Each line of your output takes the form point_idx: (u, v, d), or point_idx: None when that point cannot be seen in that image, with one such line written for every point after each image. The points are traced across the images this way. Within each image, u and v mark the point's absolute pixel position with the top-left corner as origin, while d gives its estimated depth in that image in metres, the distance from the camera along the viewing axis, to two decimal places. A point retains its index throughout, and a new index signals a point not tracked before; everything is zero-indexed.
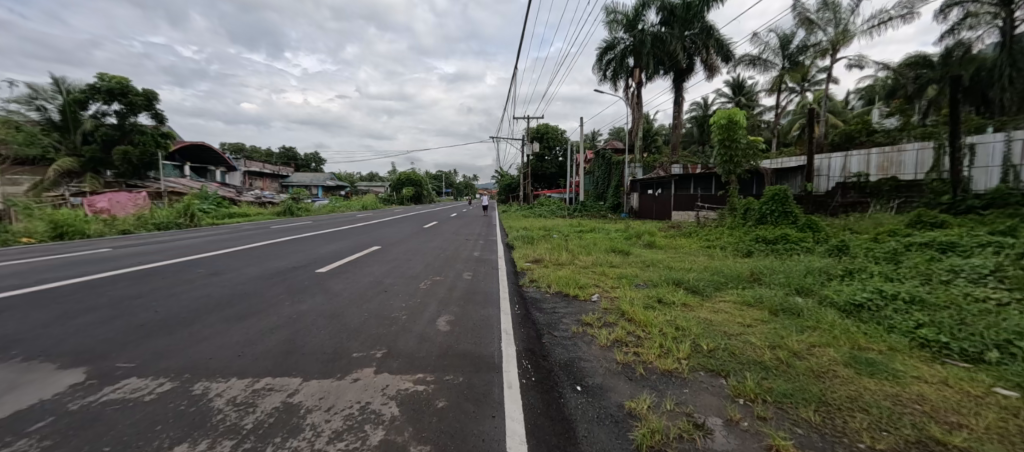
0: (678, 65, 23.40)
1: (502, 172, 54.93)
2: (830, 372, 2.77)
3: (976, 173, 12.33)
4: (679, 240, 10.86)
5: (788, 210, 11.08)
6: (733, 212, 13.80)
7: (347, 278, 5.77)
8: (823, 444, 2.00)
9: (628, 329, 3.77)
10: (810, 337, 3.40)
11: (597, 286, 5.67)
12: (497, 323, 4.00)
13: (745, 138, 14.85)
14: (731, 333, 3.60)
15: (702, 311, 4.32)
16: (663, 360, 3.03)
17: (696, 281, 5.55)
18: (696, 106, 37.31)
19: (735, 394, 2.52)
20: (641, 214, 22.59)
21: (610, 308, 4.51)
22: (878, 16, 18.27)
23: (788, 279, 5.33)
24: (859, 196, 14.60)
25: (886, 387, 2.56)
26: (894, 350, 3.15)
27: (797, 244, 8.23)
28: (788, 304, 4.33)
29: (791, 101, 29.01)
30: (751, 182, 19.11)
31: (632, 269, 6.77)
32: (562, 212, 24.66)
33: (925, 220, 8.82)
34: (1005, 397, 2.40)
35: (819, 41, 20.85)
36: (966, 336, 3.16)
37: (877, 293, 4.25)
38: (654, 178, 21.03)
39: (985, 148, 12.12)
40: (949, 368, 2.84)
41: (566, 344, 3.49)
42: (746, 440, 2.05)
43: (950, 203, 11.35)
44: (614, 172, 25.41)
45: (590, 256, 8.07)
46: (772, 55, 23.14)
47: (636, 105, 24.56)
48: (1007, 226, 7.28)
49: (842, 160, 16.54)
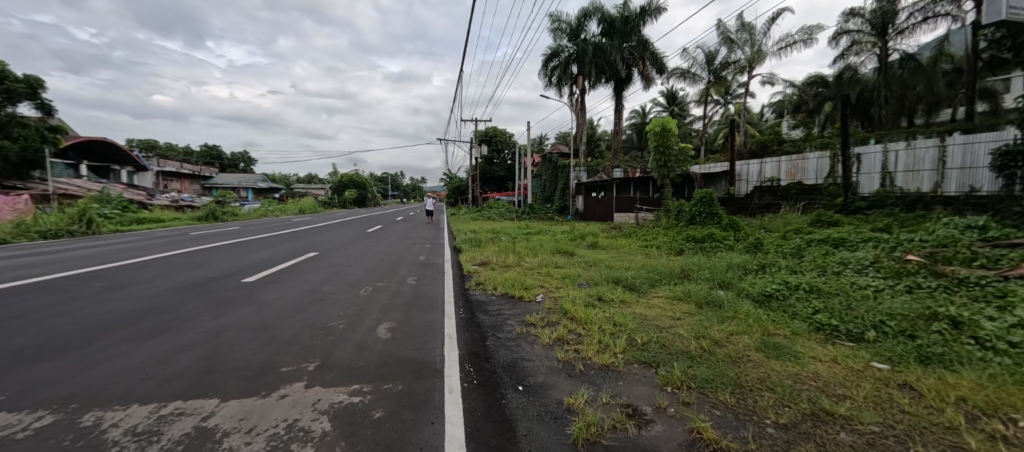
0: (618, 74, 24.52)
1: (450, 174, 54.26)
2: (744, 357, 3.06)
3: (863, 179, 14.26)
4: (621, 240, 11.36)
5: (714, 211, 12.11)
6: (667, 213, 14.83)
7: (279, 287, 5.38)
8: (736, 422, 2.20)
9: (570, 327, 3.88)
10: (728, 326, 3.74)
11: (542, 286, 5.83)
12: (440, 327, 3.94)
13: (677, 144, 16.02)
14: (663, 326, 3.86)
15: (638, 307, 4.57)
16: (600, 356, 3.17)
17: (634, 278, 5.88)
18: (634, 114, 39.52)
19: (663, 383, 2.69)
20: (586, 216, 23.44)
21: (554, 308, 4.63)
22: (785, 39, 20.69)
23: (713, 274, 5.81)
24: (773, 198, 16.31)
25: (790, 366, 2.88)
26: (795, 334, 3.56)
27: (720, 242, 9.02)
28: (712, 296, 4.73)
29: (716, 112, 31.66)
30: (683, 186, 20.64)
31: (576, 269, 7.06)
32: (510, 214, 24.93)
33: (824, 220, 10.03)
34: (879, 370, 2.81)
35: (738, 58, 23.28)
36: (850, 320, 3.66)
37: (784, 285, 4.76)
38: (599, 181, 22.02)
39: (868, 158, 14.08)
40: (838, 348, 3.25)
41: (509, 345, 3.53)
42: (671, 425, 2.20)
43: (842, 204, 13.13)
44: (560, 175, 26.08)
45: (536, 258, 8.20)
46: (700, 69, 25.21)
47: (580, 111, 25.56)
48: (885, 224, 8.51)
49: (759, 166, 18.35)
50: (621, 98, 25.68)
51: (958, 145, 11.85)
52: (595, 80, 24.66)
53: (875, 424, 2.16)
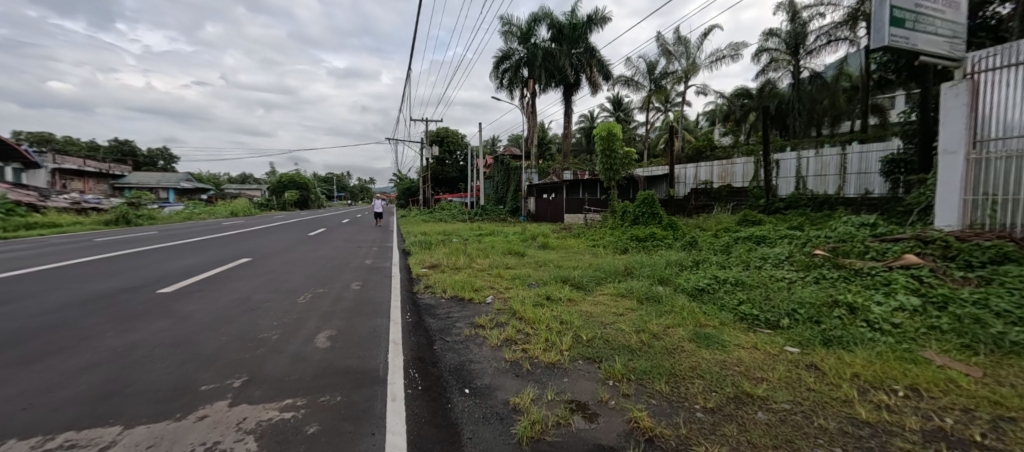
0: (567, 79, 25.16)
1: (400, 175, 52.71)
2: (678, 348, 3.26)
3: (781, 182, 15.81)
4: (570, 241, 11.66)
5: (655, 212, 12.82)
6: (613, 214, 15.45)
7: (203, 296, 4.91)
8: (670, 410, 2.34)
9: (519, 327, 3.91)
10: (665, 320, 3.96)
11: (492, 287, 5.83)
12: (385, 333, 3.80)
13: (622, 148, 16.76)
14: (606, 322, 4.01)
15: (584, 304, 4.72)
16: (547, 354, 3.22)
17: (581, 277, 6.06)
18: (583, 118, 40.84)
19: (605, 377, 2.79)
20: (537, 217, 23.78)
21: (503, 309, 4.64)
22: (716, 54, 22.46)
23: (653, 271, 6.14)
24: (707, 200, 17.60)
25: (717, 354, 3.11)
26: (723, 324, 3.85)
27: (660, 241, 9.56)
28: (652, 292, 4.99)
29: (657, 119, 33.50)
30: (628, 188, 21.66)
31: (526, 269, 7.14)
32: (462, 216, 24.69)
33: (749, 219, 10.98)
34: (791, 353, 3.13)
35: (675, 69, 24.89)
36: (769, 309, 4.03)
37: (714, 279, 5.15)
38: (548, 183, 22.34)
39: (785, 163, 15.64)
40: (758, 335, 3.57)
41: (457, 348, 3.48)
42: (613, 417, 2.28)
43: (765, 204, 14.49)
44: (512, 177, 26.28)
45: (487, 259, 8.19)
46: (643, 78, 26.54)
47: (530, 113, 25.94)
48: (799, 223, 9.49)
49: (694, 170, 19.71)
50: (570, 102, 26.39)
51: (855, 153, 13.42)
52: (545, 84, 25.17)
53: (787, 402, 2.40)
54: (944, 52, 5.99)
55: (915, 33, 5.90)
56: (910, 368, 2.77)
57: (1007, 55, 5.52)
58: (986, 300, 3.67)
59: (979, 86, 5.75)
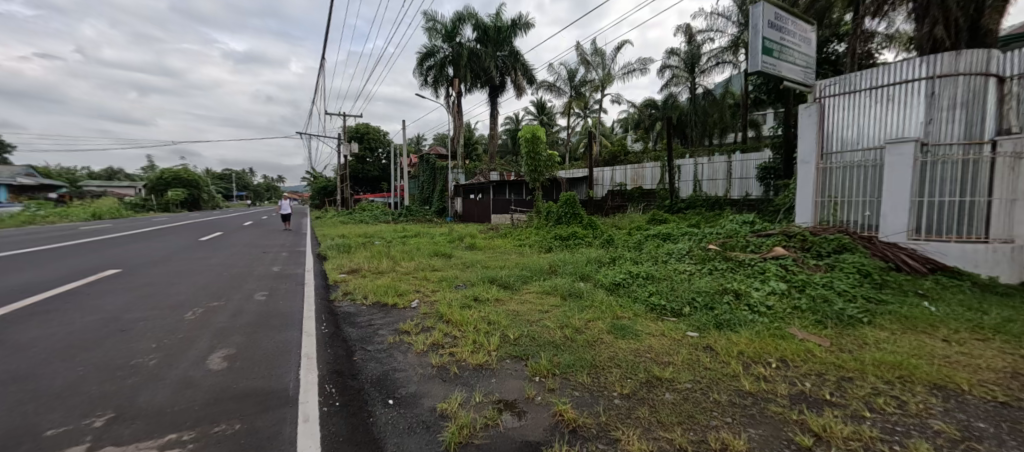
0: (492, 80, 25.32)
1: (314, 173, 48.72)
2: (598, 340, 3.44)
3: (683, 185, 17.46)
4: (497, 241, 11.75)
5: (577, 212, 13.43)
6: (538, 214, 15.89)
7: (53, 319, 4.03)
8: (592, 399, 2.44)
9: (445, 330, 3.81)
10: (586, 314, 4.15)
11: (418, 290, 5.64)
12: (296, 347, 3.45)
13: (545, 151, 17.33)
14: (532, 320, 4.09)
15: (511, 304, 4.76)
16: (474, 356, 3.17)
17: (508, 277, 6.11)
18: (508, 120, 41.52)
19: (532, 374, 2.83)
20: (464, 217, 23.57)
21: (430, 313, 4.49)
22: (627, 66, 24.31)
23: (575, 268, 6.43)
24: (622, 201, 18.93)
25: (632, 344, 3.33)
26: (636, 315, 4.15)
27: (581, 239, 10.04)
28: (574, 288, 5.22)
29: (577, 124, 35.19)
30: (551, 189, 22.46)
31: (452, 270, 7.03)
32: (385, 217, 23.55)
33: (657, 218, 12.01)
34: (692, 338, 3.47)
35: (593, 78, 26.44)
36: (674, 298, 4.44)
37: (629, 274, 5.53)
38: (475, 183, 22.31)
39: (685, 169, 17.35)
40: (666, 323, 3.91)
41: (379, 357, 3.28)
42: (540, 413, 2.31)
43: (669, 204, 16.06)
44: (437, 177, 25.75)
45: (412, 262, 7.89)
46: (564, 84, 27.69)
47: (456, 113, 25.68)
48: (698, 221, 10.62)
49: (611, 173, 21.03)
50: (495, 104, 26.58)
51: (739, 161, 15.38)
52: (470, 85, 25.09)
53: (690, 381, 2.65)
54: (798, 79, 7.11)
55: (780, 61, 6.93)
56: (780, 343, 3.24)
57: (843, 84, 6.73)
58: (832, 283, 4.45)
59: (825, 109, 6.92)
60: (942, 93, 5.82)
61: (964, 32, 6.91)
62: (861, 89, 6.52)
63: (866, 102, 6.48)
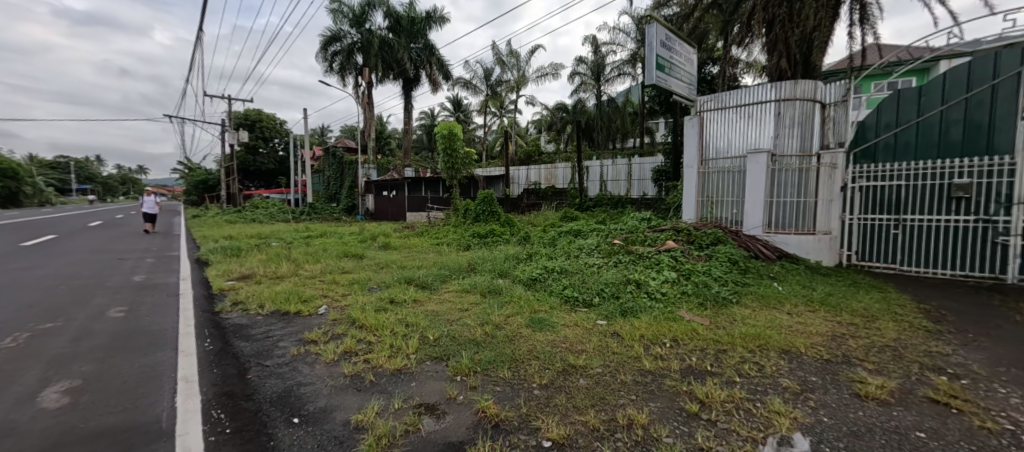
0: (406, 73, 24.49)
1: (194, 165, 42.27)
2: (518, 335, 3.59)
3: (590, 185, 18.72)
4: (413, 240, 11.43)
5: (494, 210, 13.64)
6: (455, 212, 15.82)
7: None
8: (512, 393, 2.57)
9: (359, 336, 3.65)
10: (505, 310, 4.30)
11: (326, 296, 5.28)
12: (168, 370, 3.03)
13: (462, 148, 17.30)
14: (452, 319, 4.11)
15: (430, 304, 4.72)
16: (391, 361, 3.10)
17: (426, 276, 6.03)
18: (424, 115, 40.54)
19: (453, 373, 2.87)
20: (376, 216, 22.49)
21: (340, 319, 4.25)
22: (541, 70, 25.33)
23: (494, 265, 6.58)
24: (537, 199, 19.69)
25: (549, 336, 3.55)
26: (552, 308, 4.42)
27: (498, 237, 10.27)
28: (493, 285, 5.35)
29: (494, 123, 35.65)
30: (468, 187, 22.55)
31: (365, 272, 6.70)
32: (284, 215, 21.38)
33: (569, 215, 12.75)
34: (601, 326, 3.81)
35: (508, 78, 27.02)
36: (586, 290, 4.81)
37: (545, 269, 5.83)
38: (389, 180, 21.40)
39: (593, 169, 18.65)
40: (579, 313, 4.22)
41: (280, 373, 3.03)
42: (461, 413, 2.37)
43: (579, 203, 17.15)
44: (346, 172, 24.14)
45: (317, 265, 7.34)
46: (480, 82, 27.89)
47: (366, 104, 24.35)
48: (604, 218, 11.52)
49: (526, 172, 21.73)
50: (409, 97, 25.71)
51: (638, 164, 17.05)
52: (380, 73, 23.88)
53: (599, 366, 2.92)
54: (682, 94, 8.11)
55: (669, 77, 7.83)
56: (673, 325, 3.71)
57: (717, 101, 7.83)
58: (710, 270, 5.22)
59: (704, 121, 7.99)
60: (785, 113, 7.15)
61: (799, 65, 8.53)
62: (729, 106, 7.69)
63: (733, 117, 7.67)
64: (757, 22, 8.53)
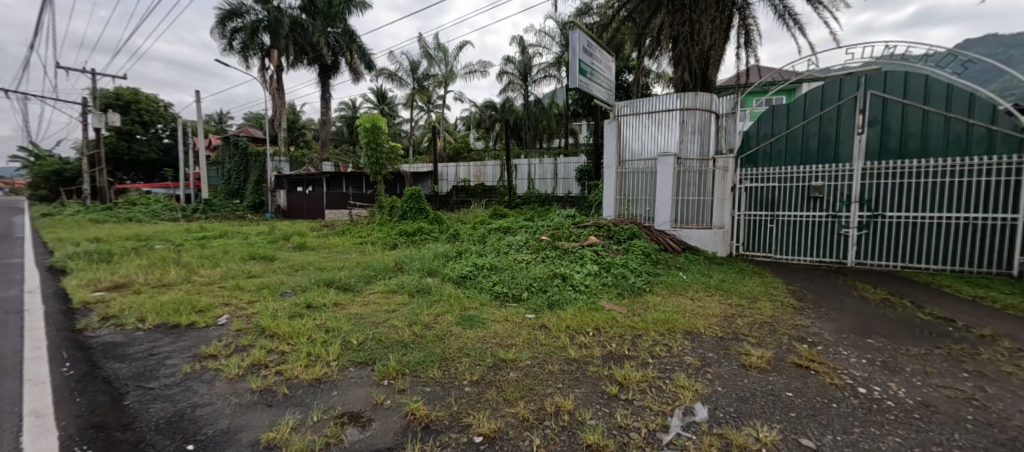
0: (322, 59, 22.84)
1: (48, 152, 35.05)
2: (448, 333, 3.59)
3: (519, 183, 19.12)
4: (332, 239, 10.71)
5: (422, 207, 13.32)
6: (380, 209, 15.16)
7: None
8: (442, 392, 2.57)
9: (270, 347, 3.37)
10: (434, 309, 4.27)
11: (228, 304, 4.76)
12: (10, 405, 2.51)
13: (387, 143, 16.61)
14: (378, 321, 3.98)
15: (353, 307, 4.51)
16: (309, 371, 2.92)
17: (348, 278, 5.72)
18: (344, 106, 38.13)
19: (379, 378, 2.79)
20: (290, 214, 20.74)
21: (246, 329, 3.87)
22: (469, 67, 25.22)
23: (422, 264, 6.46)
24: (466, 197, 19.59)
25: (479, 332, 3.60)
26: (483, 304, 4.48)
27: (426, 235, 10.07)
28: (421, 284, 5.26)
29: (422, 118, 34.59)
30: (394, 183, 21.77)
31: (275, 276, 6.15)
32: (173, 213, 18.72)
33: (498, 213, 12.91)
34: (530, 319, 3.96)
35: (436, 73, 26.46)
36: (515, 285, 4.95)
37: (475, 266, 5.87)
38: (304, 175, 19.77)
39: (521, 168, 19.07)
40: (508, 309, 4.34)
41: (170, 394, 2.69)
42: (388, 417, 2.32)
43: (508, 200, 17.45)
44: (252, 165, 21.81)
45: (217, 269, 6.57)
46: (406, 75, 27.01)
47: (276, 90, 22.27)
48: (531, 215, 11.89)
49: (455, 169, 21.53)
50: (326, 86, 23.96)
51: (563, 164, 17.82)
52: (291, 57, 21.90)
53: (528, 358, 3.04)
54: (601, 98, 8.66)
55: (590, 81, 8.30)
56: (595, 315, 3.99)
57: (632, 107, 8.50)
58: (627, 263, 5.68)
59: (621, 125, 8.63)
60: (687, 120, 7.98)
61: (699, 79, 9.49)
62: (642, 112, 8.39)
63: (646, 122, 8.38)
64: (665, 37, 9.36)
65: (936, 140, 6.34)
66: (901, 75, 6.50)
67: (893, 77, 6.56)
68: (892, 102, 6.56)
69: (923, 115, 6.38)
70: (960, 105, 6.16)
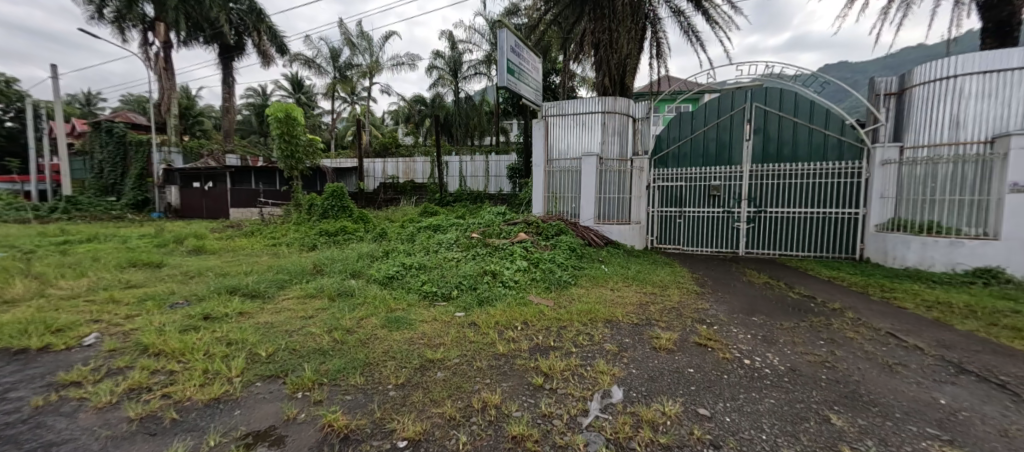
0: (223, 38, 20.31)
1: None
2: (372, 337, 3.43)
3: (450, 180, 18.85)
4: (239, 241, 9.63)
5: (345, 205, 12.51)
6: (297, 207, 13.96)
7: None
8: (364, 399, 2.45)
9: (155, 367, 2.93)
10: (357, 312, 4.04)
11: (99, 320, 4.04)
12: None
13: (304, 135, 15.32)
14: (292, 329, 3.66)
15: (263, 315, 4.10)
16: (206, 390, 2.59)
17: (257, 284, 5.18)
18: (252, 92, 34.39)
19: (291, 391, 2.57)
20: (183, 213, 18.27)
21: (123, 348, 3.32)
22: (396, 58, 24.15)
23: (345, 265, 6.08)
24: (395, 194, 18.80)
25: (406, 333, 3.49)
26: (410, 305, 4.35)
27: (351, 234, 9.51)
28: (343, 287, 4.95)
29: (345, 110, 32.38)
30: (314, 179, 20.18)
31: (164, 285, 5.35)
32: (21, 213, 15.39)
33: (428, 210, 12.60)
34: (459, 317, 3.93)
35: (360, 63, 24.94)
36: (444, 283, 4.87)
37: (402, 266, 5.66)
38: (202, 168, 17.39)
39: (452, 165, 18.79)
40: (437, 308, 4.26)
41: (14, 435, 2.21)
42: (302, 432, 2.16)
43: (439, 198, 17.10)
44: (133, 156, 18.69)
45: (84, 280, 5.54)
46: (325, 62, 25.17)
47: (165, 71, 19.38)
48: (462, 212, 11.79)
49: (382, 165, 20.57)
50: (230, 69, 21.38)
51: (494, 162, 17.91)
52: (183, 33, 19.17)
53: (456, 357, 3.02)
54: (530, 98, 8.85)
55: (518, 81, 8.43)
56: (523, 309, 4.08)
57: (559, 108, 8.83)
58: (554, 258, 5.89)
59: (548, 126, 8.92)
60: (608, 123, 8.48)
61: (617, 85, 10.01)
62: (567, 114, 8.74)
63: (571, 123, 8.74)
64: (587, 43, 9.85)
65: (802, 147, 7.47)
66: (778, 91, 7.55)
67: (772, 92, 7.60)
68: (771, 114, 7.59)
69: (793, 126, 7.48)
70: (820, 118, 7.31)
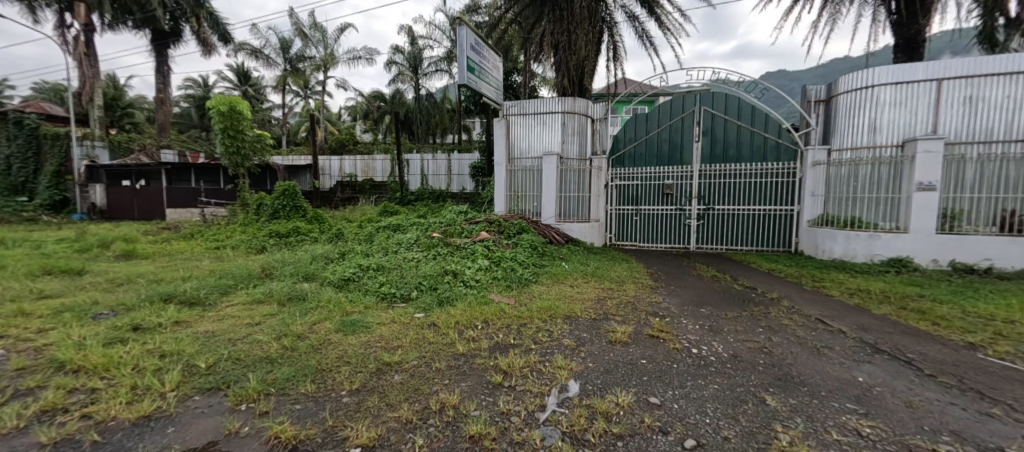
0: (157, 23, 18.63)
1: None
2: (325, 342, 3.29)
3: (411, 178, 18.44)
4: (177, 244, 8.89)
5: (298, 205, 11.89)
6: (245, 207, 13.10)
7: None
8: (315, 408, 2.35)
9: (74, 385, 2.64)
10: (310, 317, 3.86)
11: (3, 336, 3.58)
12: None
13: (251, 130, 14.40)
14: (236, 337, 3.44)
15: (204, 324, 3.82)
16: (134, 407, 2.38)
17: (197, 290, 4.81)
18: (191, 83, 31.82)
19: (234, 403, 2.41)
20: (111, 215, 16.60)
21: (33, 366, 2.97)
22: (352, 52, 23.24)
23: (297, 268, 5.79)
24: (353, 193, 18.11)
25: (362, 337, 3.38)
26: (367, 308, 4.21)
27: (305, 235, 9.07)
28: (295, 291, 4.71)
29: (298, 104, 30.77)
30: (264, 177, 19.02)
31: (85, 295, 4.83)
32: None
33: (387, 210, 12.25)
34: (418, 319, 3.85)
35: (313, 55, 23.79)
36: (403, 284, 4.76)
37: (359, 268, 5.47)
38: (132, 165, 15.86)
39: (412, 163, 18.38)
40: (395, 310, 4.16)
41: None
42: (246, 445, 2.04)
43: (400, 197, 16.68)
44: (48, 151, 16.66)
45: None
46: (274, 53, 23.76)
47: (86, 57, 17.48)
48: (423, 212, 11.57)
49: (339, 163, 19.76)
50: (164, 57, 19.64)
51: (456, 160, 17.70)
52: (108, 16, 17.37)
53: (414, 359, 2.96)
54: (490, 97, 8.82)
55: (478, 80, 8.37)
56: (484, 308, 4.08)
57: (519, 107, 8.87)
58: (515, 256, 5.92)
59: (509, 125, 8.94)
60: (568, 123, 8.64)
61: (575, 85, 10.21)
62: (528, 114, 8.80)
63: (532, 123, 8.81)
64: (547, 43, 9.94)
65: (745, 149, 7.99)
66: (723, 96, 8.02)
67: (718, 97, 8.06)
68: (717, 117, 8.05)
69: (737, 129, 7.97)
70: (760, 122, 7.85)
